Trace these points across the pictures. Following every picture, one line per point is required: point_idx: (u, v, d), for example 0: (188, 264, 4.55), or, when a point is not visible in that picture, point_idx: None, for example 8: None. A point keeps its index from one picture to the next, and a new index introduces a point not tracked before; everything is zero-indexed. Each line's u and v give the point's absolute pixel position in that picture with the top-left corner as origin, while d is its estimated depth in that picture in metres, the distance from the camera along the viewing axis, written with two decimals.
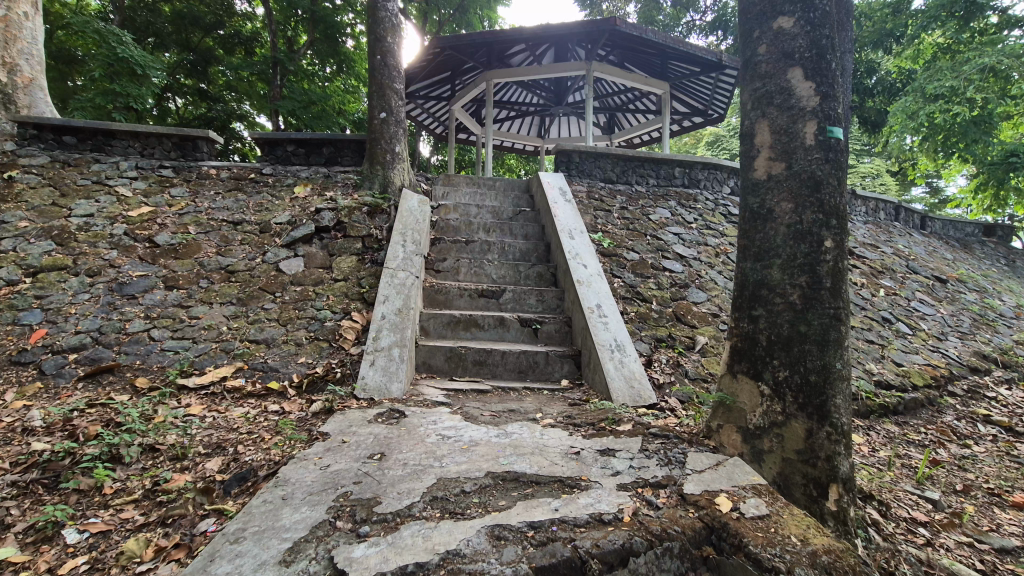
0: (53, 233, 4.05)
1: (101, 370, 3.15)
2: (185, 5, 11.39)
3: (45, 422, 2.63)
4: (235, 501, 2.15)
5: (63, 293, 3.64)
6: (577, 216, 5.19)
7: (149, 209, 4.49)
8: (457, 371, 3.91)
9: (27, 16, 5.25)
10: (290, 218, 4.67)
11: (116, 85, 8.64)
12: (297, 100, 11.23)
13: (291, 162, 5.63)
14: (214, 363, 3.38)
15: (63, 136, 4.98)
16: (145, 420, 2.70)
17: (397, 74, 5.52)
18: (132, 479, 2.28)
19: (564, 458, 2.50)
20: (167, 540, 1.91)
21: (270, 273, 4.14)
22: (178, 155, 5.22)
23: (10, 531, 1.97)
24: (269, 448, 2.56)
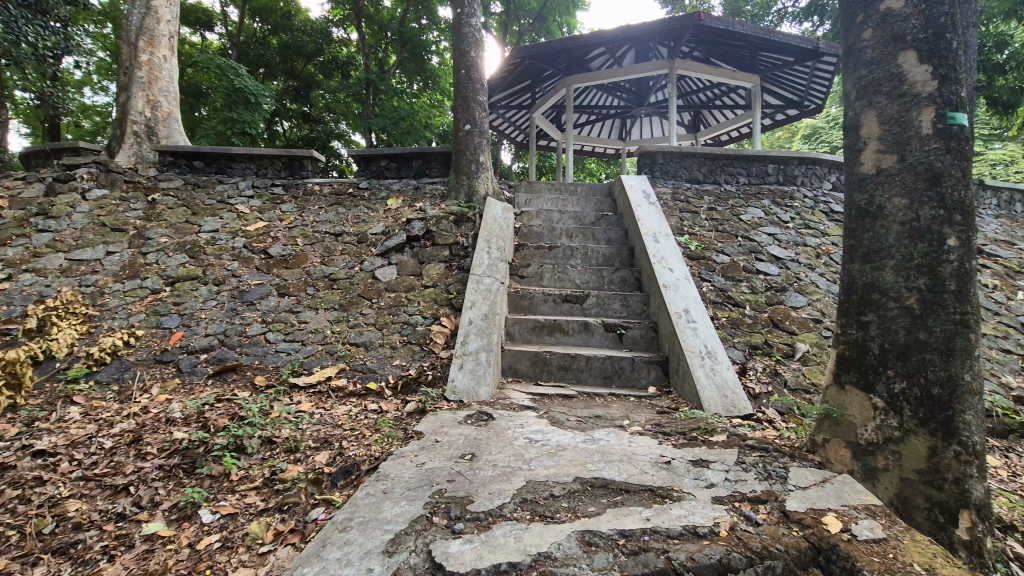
0: (187, 247, 4.60)
1: (227, 369, 3.53)
2: (291, 37, 12.64)
3: (182, 413, 2.97)
4: (341, 492, 2.33)
5: (195, 300, 4.11)
6: (662, 219, 5.05)
7: (264, 223, 4.97)
8: (542, 375, 3.95)
9: (166, 58, 6.04)
10: (384, 228, 4.96)
11: (234, 113, 9.69)
12: (388, 117, 11.92)
13: (384, 176, 5.98)
14: (321, 364, 3.67)
15: (193, 161, 5.63)
16: (264, 414, 2.98)
17: (481, 86, 5.70)
18: (254, 468, 2.53)
19: (654, 467, 2.45)
20: (284, 525, 2.12)
21: (367, 280, 4.43)
22: (287, 174, 5.72)
23: (158, 508, 2.24)
24: (370, 444, 2.74)
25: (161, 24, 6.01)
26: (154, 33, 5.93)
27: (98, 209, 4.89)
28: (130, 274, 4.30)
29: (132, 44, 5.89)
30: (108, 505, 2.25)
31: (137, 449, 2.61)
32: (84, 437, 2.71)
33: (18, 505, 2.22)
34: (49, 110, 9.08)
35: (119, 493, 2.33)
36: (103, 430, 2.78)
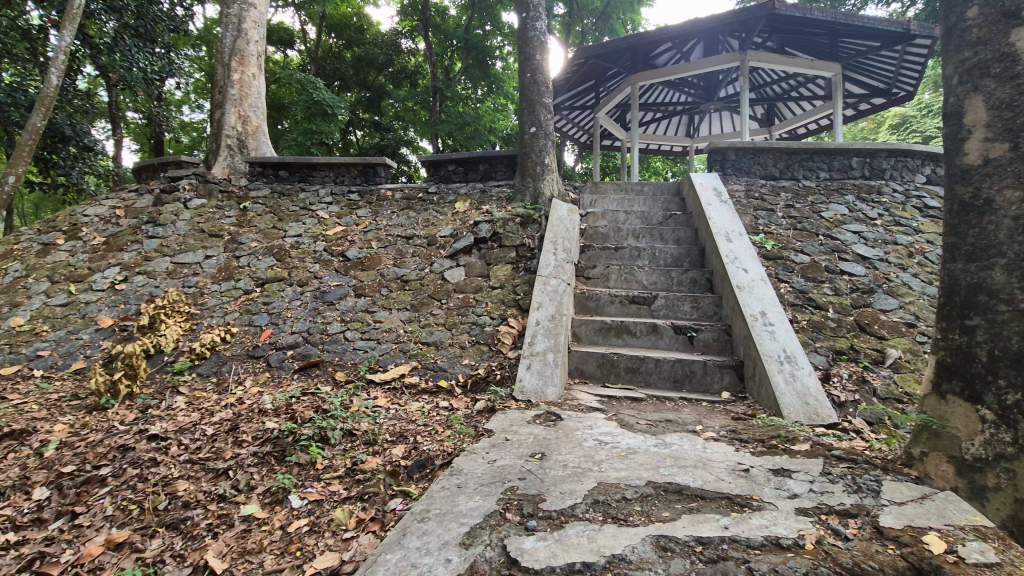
0: (274, 251, 4.94)
1: (311, 365, 3.76)
2: (364, 50, 13.38)
3: (272, 405, 3.19)
4: (417, 485, 2.43)
5: (282, 300, 4.41)
6: (735, 218, 4.85)
7: (342, 228, 5.25)
8: (609, 377, 3.91)
9: (254, 76, 6.52)
10: (453, 231, 5.09)
11: (313, 125, 10.32)
12: (453, 123, 12.25)
13: (452, 180, 6.14)
14: (395, 362, 3.83)
15: (279, 171, 6.04)
16: (344, 408, 3.14)
17: (546, 89, 5.72)
18: (337, 458, 2.67)
19: (731, 474, 2.36)
20: (365, 513, 2.23)
21: (437, 281, 4.57)
22: (362, 180, 5.99)
23: (254, 491, 2.41)
24: (443, 440, 2.83)
25: (251, 44, 6.49)
26: (244, 53, 6.42)
27: (198, 217, 5.36)
28: (226, 276, 4.68)
29: (226, 65, 6.41)
30: (210, 486, 2.40)
31: (234, 437, 2.79)
32: (190, 424, 2.92)
33: (136, 482, 2.39)
34: (156, 128, 10.06)
35: (220, 476, 2.48)
36: (206, 419, 3.00)
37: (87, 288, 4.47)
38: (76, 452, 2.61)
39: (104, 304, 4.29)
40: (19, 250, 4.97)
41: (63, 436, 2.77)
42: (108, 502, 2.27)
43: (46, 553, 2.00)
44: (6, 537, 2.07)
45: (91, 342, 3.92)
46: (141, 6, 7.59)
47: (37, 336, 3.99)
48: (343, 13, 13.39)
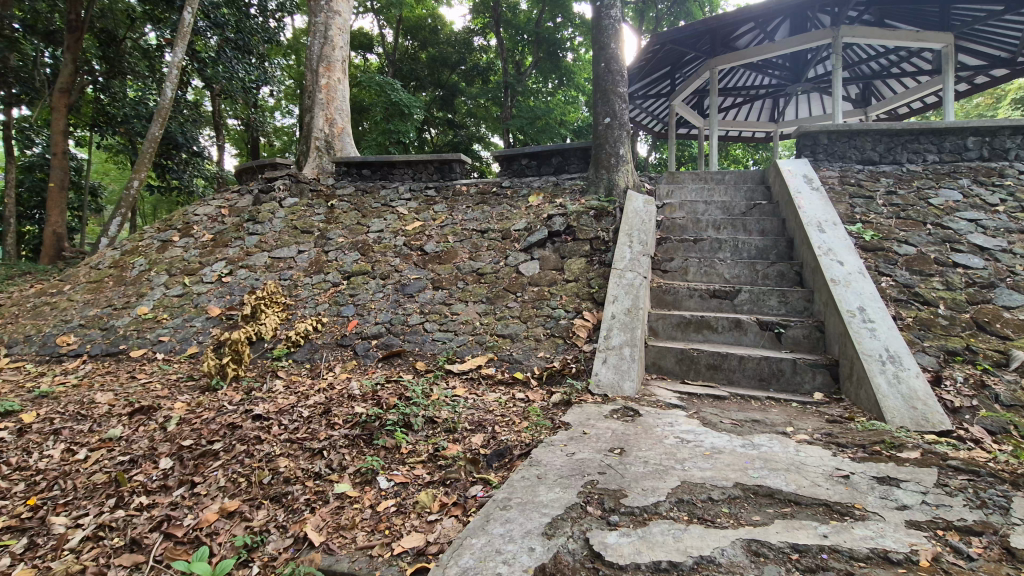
0: (359, 246, 5.19)
1: (394, 354, 3.93)
2: (437, 50, 13.80)
3: (360, 390, 3.36)
4: (497, 474, 2.47)
5: (366, 292, 4.63)
6: (828, 206, 4.50)
7: (420, 223, 5.42)
8: (689, 374, 3.77)
9: (340, 80, 6.86)
10: (527, 225, 5.11)
11: (392, 126, 10.78)
12: (524, 118, 12.31)
13: (526, 174, 6.16)
14: (472, 353, 3.91)
15: (362, 170, 6.34)
16: (425, 396, 3.25)
17: (621, 78, 5.59)
18: (420, 443, 2.77)
19: (828, 480, 2.21)
20: (448, 498, 2.30)
21: (512, 275, 4.62)
22: (438, 177, 6.15)
23: (346, 470, 2.54)
24: (521, 431, 2.87)
25: (336, 50, 6.84)
26: (330, 59, 6.77)
27: (291, 215, 5.74)
28: (316, 269, 4.98)
29: (315, 71, 6.80)
30: (307, 464, 2.56)
31: (327, 420, 2.95)
32: (289, 406, 3.15)
33: (244, 457, 2.59)
34: (254, 133, 10.92)
35: (315, 455, 2.64)
36: (302, 402, 3.22)
37: (198, 280, 4.93)
38: (194, 428, 2.87)
39: (213, 295, 4.71)
40: (142, 247, 5.57)
41: (183, 413, 3.07)
42: (221, 474, 2.47)
43: (171, 516, 2.21)
44: (139, 500, 2.32)
45: (202, 329, 4.32)
46: (240, 21, 8.23)
47: (158, 323, 4.45)
48: (418, 15, 13.81)
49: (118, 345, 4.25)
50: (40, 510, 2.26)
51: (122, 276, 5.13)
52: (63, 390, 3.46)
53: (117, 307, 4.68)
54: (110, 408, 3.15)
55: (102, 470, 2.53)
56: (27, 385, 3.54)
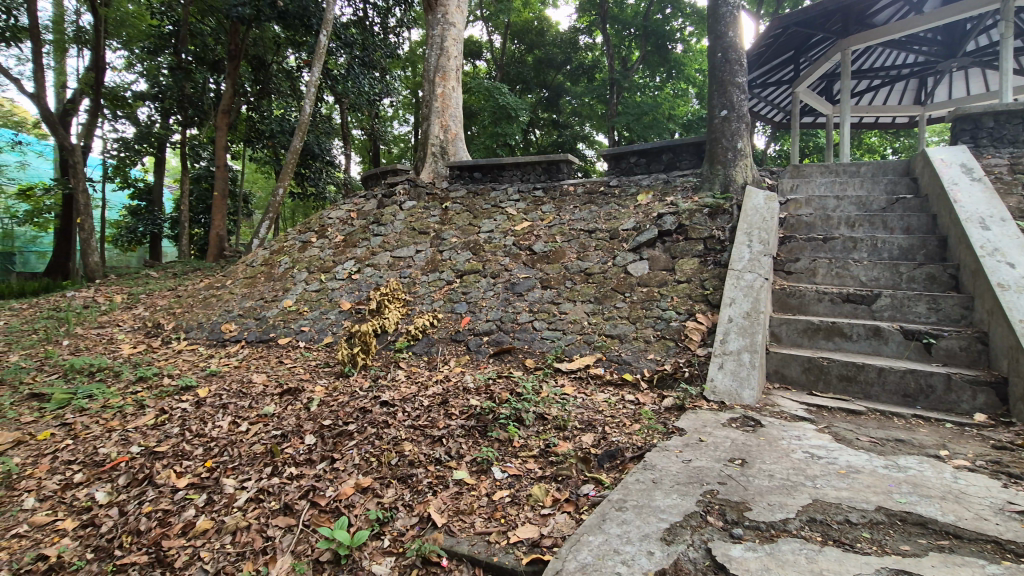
0: (471, 246, 5.42)
1: (504, 350, 4.06)
2: (543, 52, 14.11)
3: (474, 383, 3.51)
4: (609, 474, 2.47)
5: (478, 290, 4.81)
6: (993, 199, 3.88)
7: (529, 223, 5.53)
8: (817, 384, 3.46)
9: (453, 88, 7.19)
10: (636, 224, 5.01)
11: (499, 129, 11.13)
12: (631, 114, 12.05)
13: (634, 172, 6.03)
14: (580, 352, 3.92)
15: (473, 173, 6.59)
16: (535, 392, 3.31)
17: (739, 67, 5.27)
18: (531, 438, 2.82)
19: (998, 515, 1.91)
20: (560, 494, 2.34)
21: (620, 275, 4.55)
22: (546, 177, 6.23)
23: (464, 458, 2.67)
24: (632, 433, 2.83)
25: (451, 60, 7.18)
26: (446, 68, 7.12)
27: (410, 217, 6.14)
28: (432, 268, 5.28)
29: (431, 81, 7.20)
30: (429, 450, 2.73)
31: (445, 410, 3.12)
32: (411, 394, 3.38)
33: (374, 439, 2.83)
34: (375, 140, 11.84)
35: (436, 442, 2.80)
36: (422, 391, 3.43)
37: (332, 277, 5.45)
38: (332, 410, 3.19)
39: (344, 291, 5.19)
40: (287, 247, 6.27)
41: (322, 396, 3.42)
42: (356, 453, 2.72)
43: (316, 486, 2.47)
44: (290, 470, 2.62)
45: (336, 321, 4.77)
46: (366, 39, 8.98)
47: (299, 315, 5.00)
48: (526, 19, 14.17)
49: (269, 333, 4.85)
50: (214, 471, 2.64)
51: (271, 273, 5.83)
52: (228, 370, 4.01)
53: (268, 299, 5.33)
54: (264, 388, 3.59)
55: (260, 441, 2.88)
56: (201, 365, 4.16)
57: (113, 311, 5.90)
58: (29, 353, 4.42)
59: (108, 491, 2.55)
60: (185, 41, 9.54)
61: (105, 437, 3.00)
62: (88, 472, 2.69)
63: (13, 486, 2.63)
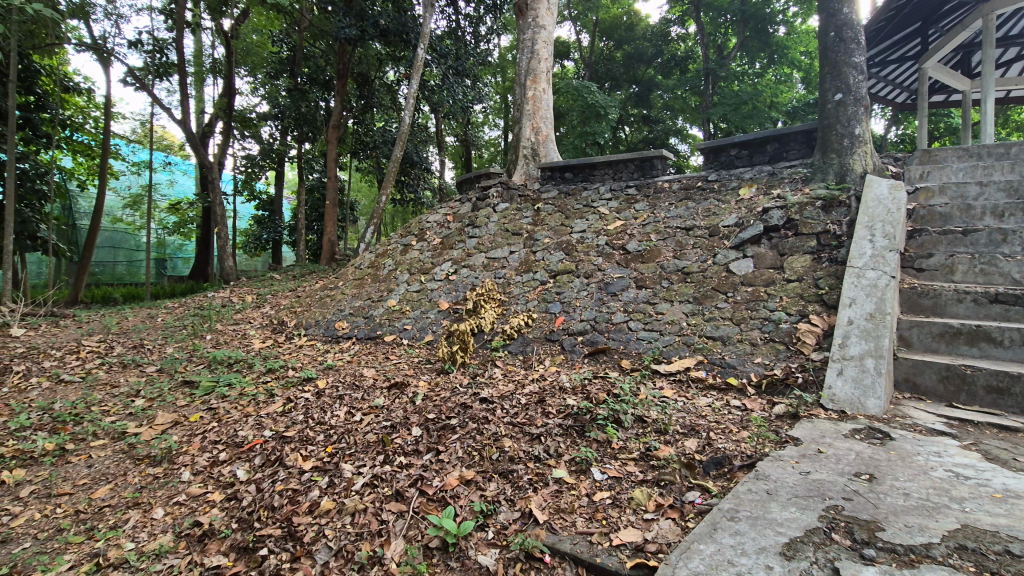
0: (563, 246, 5.42)
1: (599, 351, 4.01)
2: (633, 47, 13.79)
3: (570, 383, 3.49)
4: (716, 483, 2.36)
5: (572, 290, 4.79)
6: None
7: (622, 222, 5.43)
8: (959, 396, 3.06)
9: (544, 90, 7.22)
10: (738, 220, 4.74)
11: (589, 128, 11.07)
12: (728, 105, 11.45)
13: (735, 166, 5.66)
14: (679, 354, 3.77)
15: (564, 173, 6.56)
16: (634, 394, 3.22)
17: (856, 46, 4.80)
18: (631, 441, 2.76)
19: None
20: (664, 499, 2.28)
21: (722, 274, 4.32)
22: (639, 175, 6.07)
23: (563, 457, 2.67)
24: (740, 441, 2.68)
25: (542, 62, 7.23)
26: (536, 71, 7.18)
27: (503, 219, 6.25)
28: (526, 269, 5.34)
29: (522, 84, 7.30)
30: (528, 447, 2.76)
31: (542, 408, 3.14)
32: (509, 392, 3.43)
33: (476, 433, 2.91)
34: (467, 146, 12.22)
35: (534, 439, 2.83)
36: (519, 390, 3.48)
37: (432, 278, 5.70)
38: (435, 404, 3.33)
39: (442, 291, 5.41)
40: (390, 250, 6.66)
41: (426, 390, 3.59)
42: (459, 446, 2.82)
43: (423, 475, 2.60)
44: (400, 459, 2.77)
45: (436, 320, 4.99)
46: (459, 49, 9.35)
47: (403, 314, 5.28)
48: (615, 15, 13.99)
49: (376, 331, 5.18)
50: (334, 456, 2.87)
51: (377, 274, 6.22)
52: (341, 364, 4.34)
53: (374, 299, 5.70)
54: (374, 381, 3.85)
55: (372, 430, 3.09)
56: (319, 359, 4.54)
57: (245, 309, 6.62)
58: (181, 345, 5.09)
59: (247, 469, 2.86)
60: (300, 65, 10.50)
61: (243, 421, 3.37)
62: (231, 451, 3.04)
63: (174, 460, 3.04)
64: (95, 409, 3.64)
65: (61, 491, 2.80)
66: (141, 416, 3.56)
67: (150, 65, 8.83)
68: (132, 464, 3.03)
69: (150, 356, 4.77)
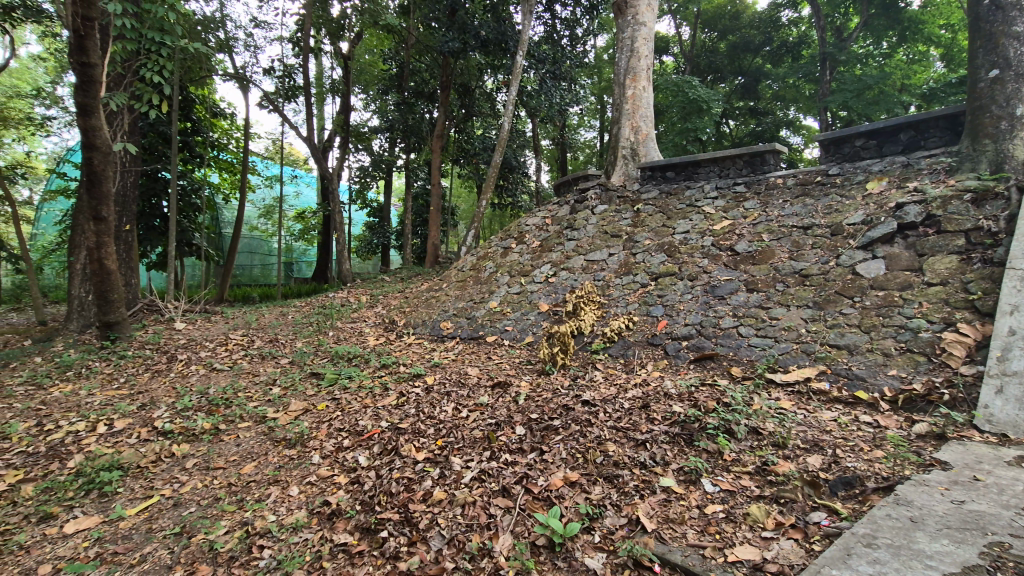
0: (665, 248, 5.24)
1: (706, 357, 3.83)
2: (738, 36, 13.05)
3: (675, 389, 3.36)
4: (846, 505, 2.16)
5: (675, 293, 4.63)
6: None
7: (730, 222, 5.14)
8: None
9: (644, 88, 7.02)
10: (865, 217, 4.29)
11: (689, 124, 10.65)
12: (849, 90, 10.43)
13: (861, 157, 5.12)
14: (797, 363, 3.49)
15: (666, 172, 6.34)
16: (746, 404, 3.02)
17: (1018, 13, 4.14)
18: (745, 453, 2.60)
19: None
20: (784, 518, 2.13)
21: (847, 276, 3.94)
22: (749, 171, 5.71)
23: (670, 466, 2.58)
24: (874, 460, 2.42)
25: (642, 60, 7.04)
26: (636, 69, 7.00)
27: (602, 220, 6.19)
28: (626, 271, 5.24)
29: (622, 84, 7.16)
30: (633, 453, 2.70)
31: (647, 414, 3.05)
32: (611, 396, 3.38)
33: (579, 436, 2.90)
34: (563, 148, 12.25)
35: (639, 445, 2.76)
36: (622, 393, 3.41)
37: (531, 280, 5.79)
38: (538, 405, 3.37)
39: (542, 293, 5.48)
40: (490, 253, 6.85)
41: (528, 391, 3.65)
42: (562, 447, 2.83)
43: (528, 474, 2.65)
44: (505, 456, 2.85)
45: (536, 322, 5.06)
46: (556, 53, 9.38)
47: (503, 315, 5.42)
48: (718, 4, 13.29)
49: (478, 331, 5.35)
50: (444, 449, 3.01)
51: (479, 276, 6.43)
52: (447, 362, 4.53)
53: (477, 300, 5.90)
54: (478, 380, 3.98)
55: (478, 427, 3.19)
56: (427, 356, 4.78)
57: (360, 308, 7.15)
58: (308, 340, 5.62)
59: (368, 456, 3.09)
60: (407, 79, 11.14)
61: (362, 411, 3.65)
62: (353, 439, 3.30)
63: (305, 444, 3.36)
64: (241, 395, 4.12)
65: (216, 465, 3.21)
66: (278, 402, 3.98)
67: (281, 89, 9.85)
68: (271, 445, 3.40)
69: (283, 349, 5.32)
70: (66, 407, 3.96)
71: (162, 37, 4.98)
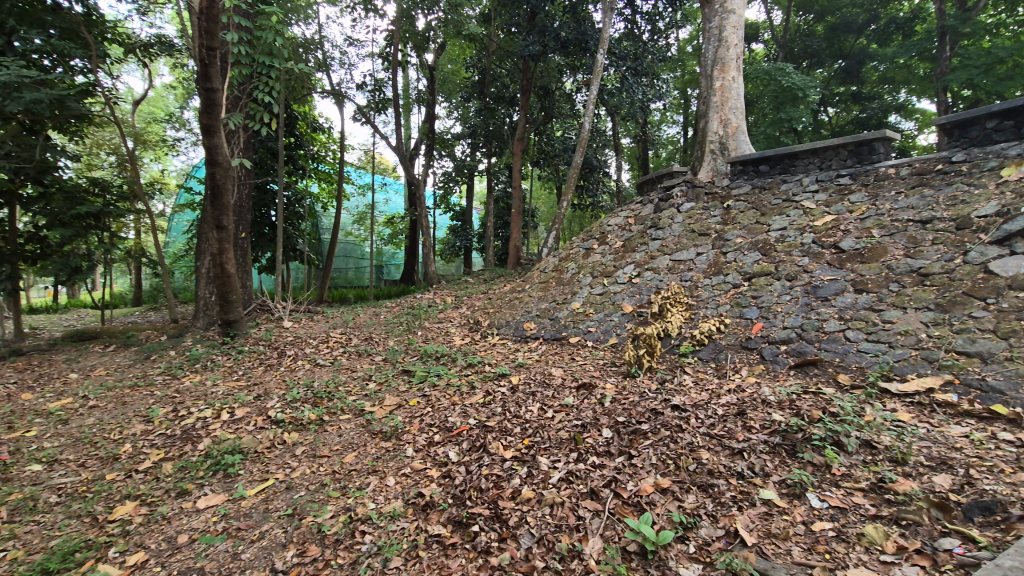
0: (759, 246, 4.94)
1: (808, 362, 3.56)
2: (839, 16, 12.05)
3: (775, 397, 3.14)
4: (983, 532, 1.92)
5: (771, 294, 4.35)
6: None
7: (833, 217, 4.76)
8: None
9: (734, 78, 6.64)
10: (1000, 209, 3.80)
11: (783, 114, 9.99)
12: (975, 66, 9.25)
13: (993, 140, 4.50)
14: (917, 371, 3.15)
15: (759, 165, 5.97)
16: (857, 415, 2.77)
17: None
18: (857, 468, 2.39)
19: None
20: (907, 542, 1.93)
21: (977, 276, 3.50)
22: (855, 161, 5.25)
23: (771, 477, 2.43)
24: (1017, 483, 2.13)
25: (731, 49, 6.66)
26: (725, 59, 6.64)
27: (689, 219, 5.96)
28: (715, 271, 5.01)
29: (709, 76, 6.83)
30: (729, 462, 2.57)
31: (743, 422, 2.88)
32: (703, 402, 3.24)
33: (669, 441, 2.81)
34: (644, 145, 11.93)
35: (736, 454, 2.62)
36: (715, 399, 3.25)
37: (614, 281, 5.70)
38: (625, 408, 3.31)
39: (626, 294, 5.37)
40: (572, 254, 6.82)
41: (614, 393, 3.59)
42: (652, 453, 2.76)
43: (617, 478, 2.60)
44: (592, 458, 2.82)
45: (619, 323, 4.97)
46: (637, 49, 9.16)
47: (586, 316, 5.38)
48: None
49: (561, 332, 5.34)
50: (530, 449, 3.03)
51: (561, 277, 6.42)
52: (531, 363, 4.57)
53: (559, 301, 5.89)
54: (562, 381, 3.97)
55: (564, 428, 3.19)
56: (511, 356, 4.85)
57: (446, 309, 7.39)
58: (399, 339, 5.90)
59: (457, 451, 3.19)
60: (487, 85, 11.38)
61: (451, 408, 3.77)
62: (443, 435, 3.42)
63: (399, 437, 3.53)
64: (341, 388, 4.42)
65: (322, 453, 3.46)
66: (373, 397, 4.22)
67: (372, 102, 10.45)
68: (369, 437, 3.60)
69: (377, 347, 5.62)
70: (195, 396, 4.45)
71: (270, 60, 5.44)
